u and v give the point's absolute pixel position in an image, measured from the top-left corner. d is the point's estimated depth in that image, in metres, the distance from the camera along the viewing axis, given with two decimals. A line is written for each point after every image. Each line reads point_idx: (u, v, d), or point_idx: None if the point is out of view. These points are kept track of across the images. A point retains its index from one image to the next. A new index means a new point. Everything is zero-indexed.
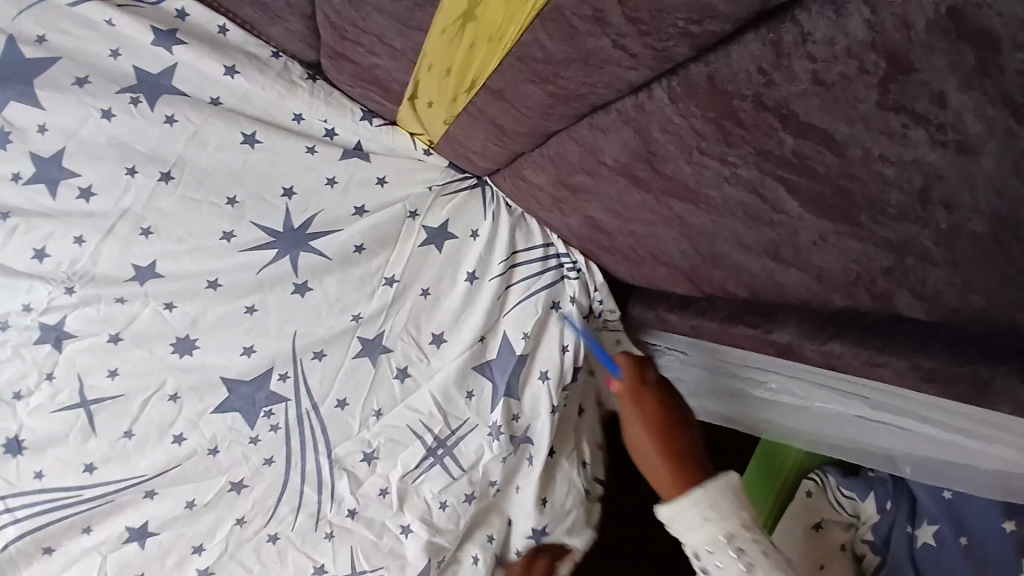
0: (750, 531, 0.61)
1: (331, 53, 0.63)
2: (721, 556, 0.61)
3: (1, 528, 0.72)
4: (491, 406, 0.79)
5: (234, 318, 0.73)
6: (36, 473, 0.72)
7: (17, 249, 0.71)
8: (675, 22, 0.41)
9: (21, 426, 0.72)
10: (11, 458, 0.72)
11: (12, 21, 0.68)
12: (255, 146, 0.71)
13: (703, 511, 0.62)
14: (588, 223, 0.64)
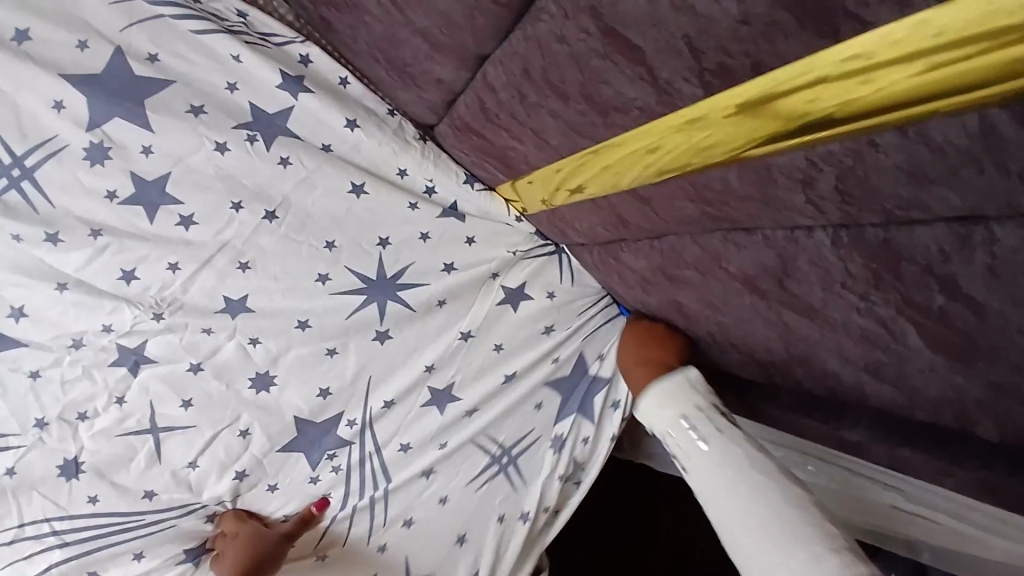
0: (700, 412, 0.62)
1: (459, 124, 0.67)
2: (682, 439, 0.62)
3: (48, 550, 0.72)
4: (557, 420, 0.83)
5: (314, 359, 0.75)
6: (90, 498, 0.72)
7: (104, 268, 0.68)
8: (882, 205, 0.38)
9: (81, 448, 0.71)
10: (65, 481, 0.71)
11: (120, 32, 0.66)
12: (360, 197, 0.73)
13: (659, 403, 0.64)
14: (674, 305, 0.67)
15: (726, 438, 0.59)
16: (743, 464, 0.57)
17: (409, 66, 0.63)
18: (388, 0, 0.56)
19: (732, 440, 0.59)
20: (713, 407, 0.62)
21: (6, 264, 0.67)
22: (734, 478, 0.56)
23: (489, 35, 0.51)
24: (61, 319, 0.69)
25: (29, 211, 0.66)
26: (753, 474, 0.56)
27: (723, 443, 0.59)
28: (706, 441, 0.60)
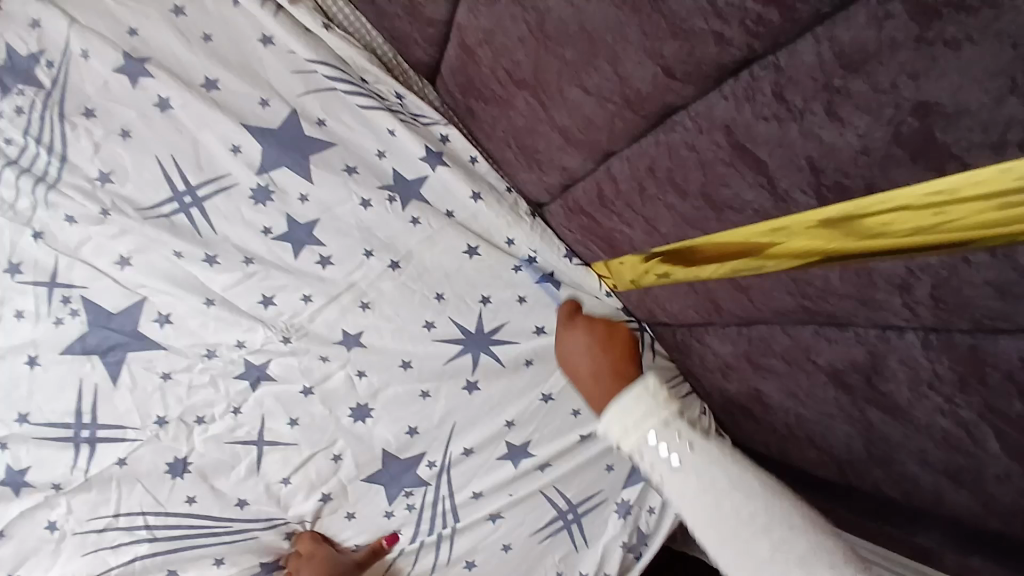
0: (668, 425, 0.63)
1: (571, 206, 0.77)
2: (654, 460, 0.63)
3: (135, 543, 0.77)
4: (625, 486, 0.88)
5: (408, 398, 0.82)
6: (187, 498, 0.78)
7: (247, 291, 0.77)
8: (975, 315, 0.44)
9: (192, 450, 0.77)
10: (171, 479, 0.77)
11: (297, 97, 0.79)
12: (473, 257, 0.81)
13: (627, 422, 0.64)
14: (752, 394, 0.73)
15: (698, 454, 0.62)
16: (717, 482, 0.60)
17: (539, 154, 0.74)
18: (538, 100, 0.67)
19: (702, 454, 0.62)
20: (678, 420, 0.63)
21: (165, 278, 0.76)
22: (707, 496, 0.60)
23: (623, 136, 0.60)
24: (204, 329, 0.77)
25: (195, 230, 0.77)
26: (727, 489, 0.60)
27: (695, 459, 0.62)
28: (679, 458, 0.62)
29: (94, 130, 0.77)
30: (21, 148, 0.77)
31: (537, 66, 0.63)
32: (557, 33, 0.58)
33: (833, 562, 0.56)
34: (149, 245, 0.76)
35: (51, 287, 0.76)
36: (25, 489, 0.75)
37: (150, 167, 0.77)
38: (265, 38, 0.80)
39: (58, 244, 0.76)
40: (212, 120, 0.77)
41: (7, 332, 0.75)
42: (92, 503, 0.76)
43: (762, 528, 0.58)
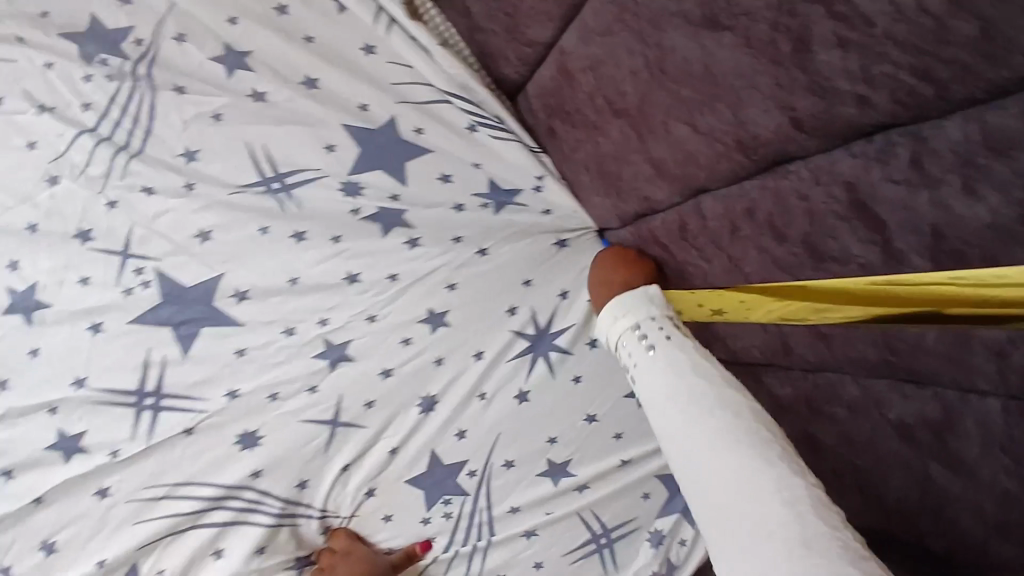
0: (652, 321, 0.69)
1: (644, 235, 0.75)
2: (632, 341, 0.69)
3: (189, 516, 0.75)
4: (659, 514, 0.90)
5: (466, 400, 0.83)
6: (252, 473, 0.76)
7: (337, 267, 0.78)
8: None
9: (263, 423, 0.76)
10: (241, 450, 0.76)
11: (394, 105, 0.80)
12: (562, 249, 0.83)
13: (615, 309, 0.72)
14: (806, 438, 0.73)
15: (672, 342, 0.66)
16: (687, 368, 0.63)
17: (620, 180, 0.73)
18: (635, 129, 0.67)
19: (678, 345, 0.66)
20: (663, 317, 0.69)
21: (251, 253, 0.76)
22: (672, 375, 0.63)
23: (722, 177, 0.62)
24: (269, 311, 0.76)
25: (281, 216, 0.77)
26: (688, 372, 0.62)
27: (671, 347, 0.65)
28: (654, 343, 0.67)
29: (184, 108, 0.76)
30: (100, 114, 0.76)
31: (643, 98, 0.64)
32: (675, 70, 0.60)
33: (764, 449, 0.54)
34: (234, 223, 0.76)
35: (123, 257, 0.75)
36: (76, 455, 0.74)
37: (239, 152, 0.77)
38: (367, 46, 0.81)
39: (135, 213, 0.75)
40: (309, 117, 0.78)
41: (71, 298, 0.74)
42: (153, 472, 0.74)
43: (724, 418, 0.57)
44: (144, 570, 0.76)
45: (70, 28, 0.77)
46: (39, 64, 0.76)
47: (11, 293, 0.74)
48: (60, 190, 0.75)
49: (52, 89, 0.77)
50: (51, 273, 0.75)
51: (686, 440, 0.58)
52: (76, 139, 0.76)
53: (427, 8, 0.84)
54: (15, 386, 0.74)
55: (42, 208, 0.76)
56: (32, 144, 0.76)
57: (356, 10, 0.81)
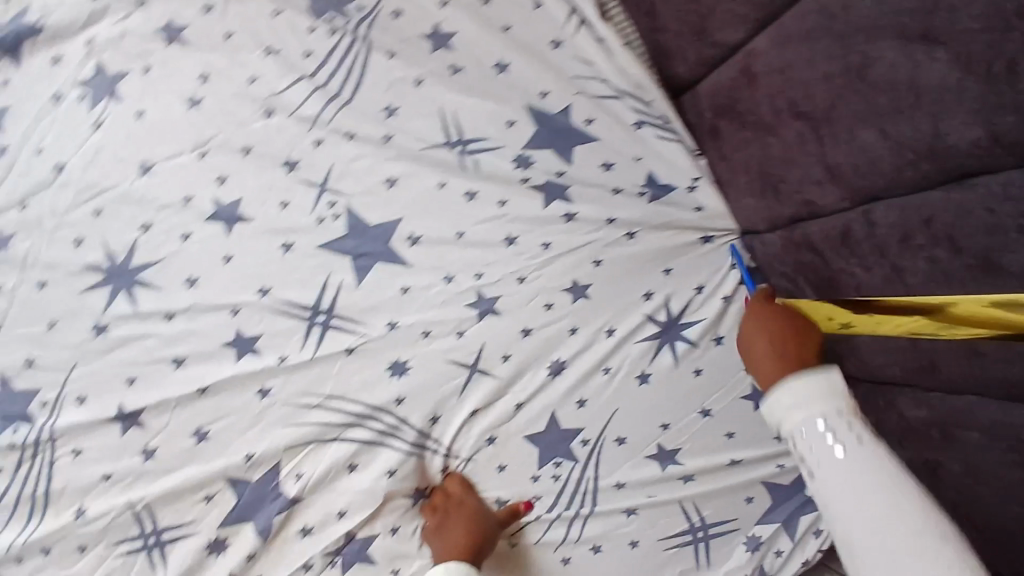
0: (842, 419, 0.70)
1: (792, 239, 0.82)
2: (818, 436, 0.70)
3: (338, 427, 0.85)
4: (758, 521, 0.94)
5: (592, 371, 0.88)
6: (395, 399, 0.86)
7: (498, 227, 0.87)
8: None
9: (414, 356, 0.86)
10: (391, 376, 0.86)
11: (572, 94, 0.88)
12: (707, 243, 0.89)
13: (801, 395, 0.71)
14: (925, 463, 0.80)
15: (865, 444, 0.69)
16: (871, 462, 0.68)
17: (783, 182, 0.80)
18: (814, 132, 0.73)
19: (864, 445, 0.69)
20: (850, 412, 0.70)
21: (429, 205, 0.86)
22: (855, 471, 0.68)
23: (902, 184, 0.67)
24: (439, 255, 0.86)
25: (460, 173, 0.87)
26: (886, 481, 0.67)
27: (863, 448, 0.68)
28: (846, 442, 0.69)
29: (393, 71, 0.87)
30: (318, 62, 0.86)
31: (832, 102, 0.70)
32: (874, 76, 0.65)
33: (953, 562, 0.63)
34: (419, 173, 0.86)
35: (320, 190, 0.86)
36: (249, 354, 0.85)
37: (432, 114, 0.87)
38: (555, 42, 0.89)
39: (338, 152, 0.86)
40: (495, 94, 0.87)
41: (273, 218, 0.85)
42: (313, 380, 0.85)
43: (872, 476, 0.67)
44: (283, 470, 0.85)
45: None
46: (268, 11, 0.86)
47: (217, 204, 0.85)
48: (276, 123, 0.86)
49: (280, 34, 0.87)
50: (256, 192, 0.85)
51: (829, 484, 0.69)
52: (295, 82, 0.86)
53: (614, 11, 0.92)
54: (204, 283, 0.85)
55: (256, 134, 0.86)
56: (253, 80, 0.86)
57: (549, 8, 0.89)
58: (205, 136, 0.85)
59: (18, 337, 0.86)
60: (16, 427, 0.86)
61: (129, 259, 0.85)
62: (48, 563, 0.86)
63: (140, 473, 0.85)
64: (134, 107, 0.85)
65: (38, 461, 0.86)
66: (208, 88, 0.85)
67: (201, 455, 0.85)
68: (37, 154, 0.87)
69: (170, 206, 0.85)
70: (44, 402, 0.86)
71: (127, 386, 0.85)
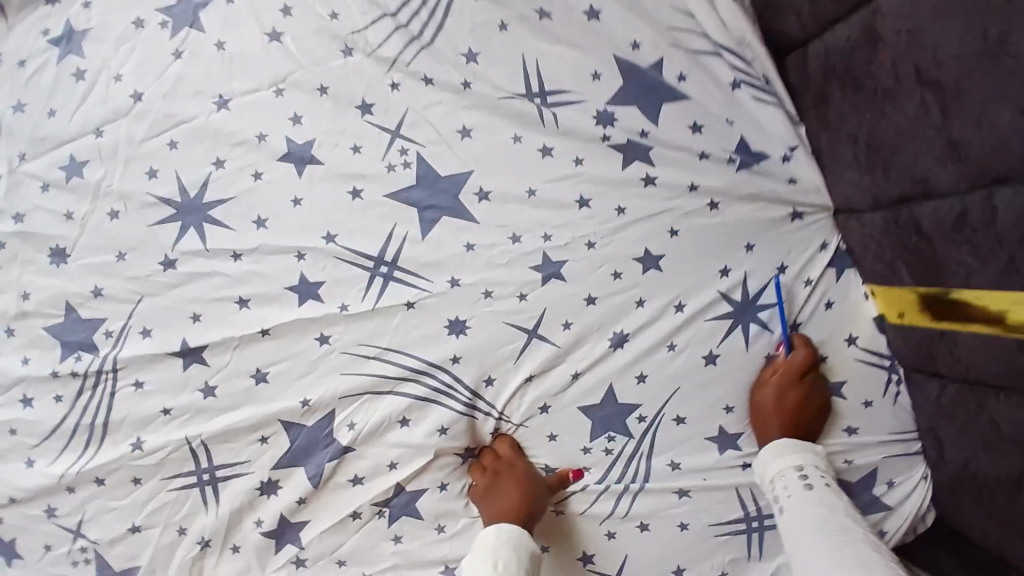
0: (815, 467, 0.83)
1: (901, 220, 0.76)
2: (790, 481, 0.82)
3: (395, 381, 0.84)
4: None
5: (657, 347, 0.84)
6: (452, 358, 0.84)
7: (572, 187, 0.83)
8: None
9: (474, 316, 0.84)
10: (450, 336, 0.84)
11: (667, 49, 0.83)
12: (796, 219, 0.85)
13: (786, 453, 0.83)
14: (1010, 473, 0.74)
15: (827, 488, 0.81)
16: (840, 505, 0.80)
17: (895, 157, 0.73)
18: (938, 104, 0.66)
19: (834, 491, 0.82)
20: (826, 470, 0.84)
21: (501, 158, 0.83)
22: (828, 512, 0.79)
23: None
24: (509, 213, 0.84)
25: (540, 128, 0.83)
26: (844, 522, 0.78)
27: (824, 493, 0.81)
28: (812, 489, 0.81)
29: (477, 13, 0.82)
30: (402, 0, 0.83)
31: (965, 72, 0.62)
32: (1016, 46, 0.56)
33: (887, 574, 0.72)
34: (495, 126, 0.83)
35: (393, 136, 0.83)
36: (312, 300, 0.84)
37: (514, 62, 0.83)
38: None
39: (413, 99, 0.83)
40: (581, 45, 0.83)
41: (342, 162, 0.83)
42: (372, 332, 0.84)
43: (844, 514, 0.78)
44: (337, 418, 0.85)
45: None
46: None
47: (289, 143, 0.83)
48: (354, 63, 0.83)
49: None
50: (328, 134, 0.83)
51: (794, 518, 0.80)
52: (375, 19, 0.83)
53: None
54: (272, 225, 0.84)
55: (332, 74, 0.83)
56: (333, 15, 0.83)
57: None
58: (281, 72, 0.83)
59: (87, 266, 0.87)
60: (78, 354, 0.88)
61: (201, 195, 0.85)
62: (99, 493, 0.88)
63: (200, 410, 0.86)
64: (215, 37, 0.83)
65: (99, 390, 0.87)
66: (288, 21, 0.83)
67: (258, 396, 0.86)
68: (111, 80, 0.85)
69: (244, 142, 0.84)
70: (109, 333, 0.87)
71: (191, 322, 0.86)
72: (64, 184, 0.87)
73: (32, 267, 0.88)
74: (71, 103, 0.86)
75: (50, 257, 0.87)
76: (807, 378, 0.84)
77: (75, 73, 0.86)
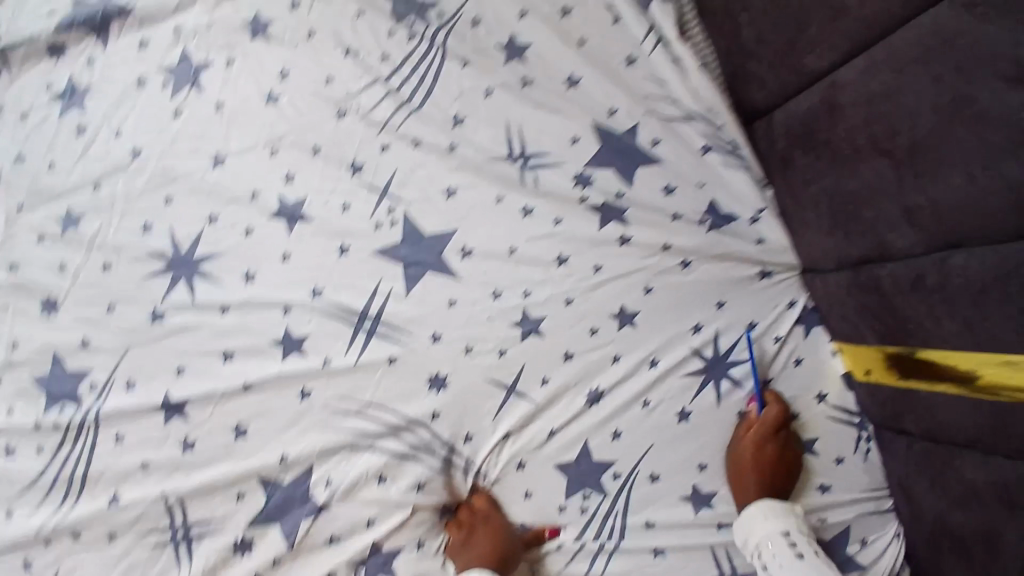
0: (800, 532, 0.84)
1: (864, 282, 0.80)
2: (779, 547, 0.83)
3: (374, 438, 0.86)
4: None
5: (632, 404, 0.87)
6: (431, 412, 0.86)
7: (551, 245, 0.87)
8: None
9: (454, 371, 0.86)
10: (432, 392, 0.86)
11: (640, 116, 0.88)
12: (765, 277, 0.88)
13: (770, 515, 0.84)
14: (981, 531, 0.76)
15: (814, 554, 0.82)
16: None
17: (858, 220, 0.77)
18: (898, 170, 0.70)
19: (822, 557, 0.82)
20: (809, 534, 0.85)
21: (483, 217, 0.87)
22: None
23: (990, 234, 0.64)
24: (491, 270, 0.87)
25: (521, 189, 0.87)
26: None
27: (812, 559, 0.82)
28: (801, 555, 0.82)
29: (464, 80, 0.88)
30: (394, 68, 0.88)
31: (923, 142, 0.66)
32: (977, 117, 0.61)
33: None
34: (479, 185, 0.87)
35: (382, 195, 0.87)
36: (296, 353, 0.86)
37: (499, 126, 0.88)
38: (630, 58, 0.89)
39: (401, 161, 0.87)
40: (563, 111, 0.88)
41: (332, 220, 0.87)
42: (353, 387, 0.86)
43: None
44: (314, 475, 0.86)
45: None
46: (352, 12, 0.88)
47: (281, 201, 0.87)
48: (347, 126, 0.87)
49: (360, 36, 0.88)
50: (320, 192, 0.87)
51: None
52: (369, 85, 0.88)
53: (692, 26, 0.89)
54: (260, 279, 0.87)
55: (326, 135, 0.87)
56: (331, 81, 0.88)
57: (629, 24, 0.89)
58: (277, 133, 0.87)
59: (77, 316, 0.89)
60: (61, 407, 0.88)
61: (192, 250, 0.88)
62: (72, 548, 0.87)
63: (178, 466, 0.87)
64: (214, 98, 0.88)
65: (79, 444, 0.88)
66: (286, 86, 0.88)
67: (238, 450, 0.86)
68: (112, 138, 0.89)
69: (237, 199, 0.87)
70: (92, 386, 0.88)
71: (175, 374, 0.87)
72: (60, 236, 0.90)
73: (25, 315, 0.90)
74: (71, 160, 0.90)
75: (41, 305, 0.89)
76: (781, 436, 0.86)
77: (78, 127, 0.90)
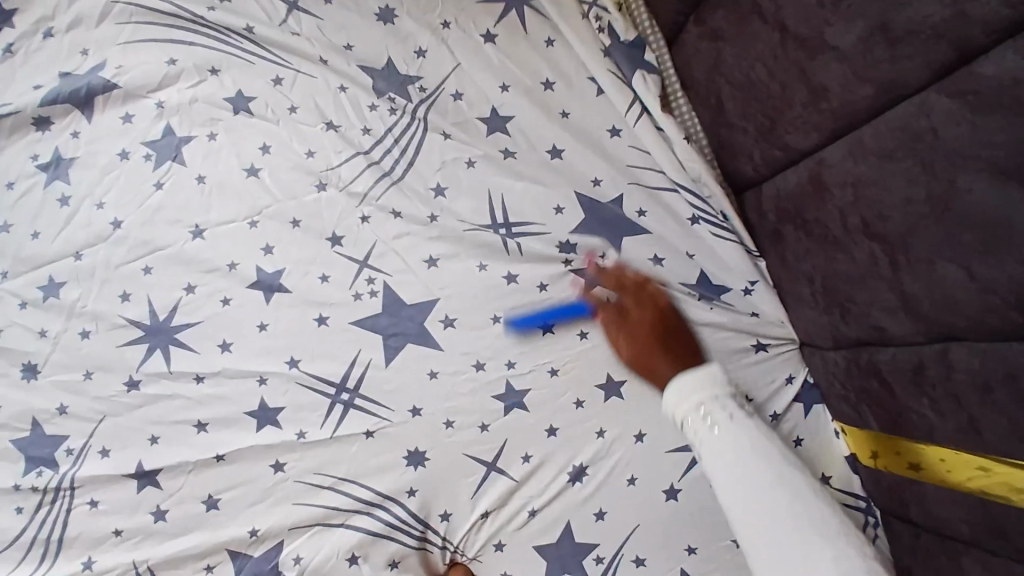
0: (715, 399, 0.67)
1: (861, 365, 0.76)
2: (695, 423, 0.67)
3: (348, 513, 0.82)
4: None
5: (618, 483, 0.82)
6: (408, 489, 0.82)
7: (533, 315, 0.84)
8: None
9: (433, 447, 0.83)
10: (410, 469, 0.83)
11: (627, 186, 0.87)
12: (760, 351, 0.85)
13: (682, 388, 0.68)
14: None
15: (736, 423, 0.65)
16: (753, 456, 0.63)
17: (850, 302, 0.74)
18: (888, 257, 0.67)
19: (740, 427, 0.65)
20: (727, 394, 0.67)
21: (464, 286, 0.85)
22: (741, 461, 0.63)
23: (981, 329, 0.61)
24: (472, 341, 0.84)
25: (504, 258, 0.86)
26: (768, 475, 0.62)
27: (733, 428, 0.65)
28: (718, 426, 0.66)
29: (447, 152, 0.88)
30: (375, 141, 0.88)
31: (908, 228, 0.64)
32: (960, 209, 0.59)
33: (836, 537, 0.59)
34: (460, 255, 0.86)
35: (362, 265, 0.86)
36: (271, 426, 0.84)
37: (480, 195, 0.87)
38: (614, 129, 0.89)
39: (382, 231, 0.87)
40: (546, 181, 0.87)
41: (312, 289, 0.86)
42: (327, 461, 0.83)
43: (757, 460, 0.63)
44: (284, 550, 0.83)
45: (370, 64, 0.90)
46: (335, 87, 0.89)
47: (259, 271, 0.86)
48: (327, 198, 0.87)
49: (343, 110, 0.89)
50: (298, 263, 0.86)
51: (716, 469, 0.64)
52: (350, 157, 0.88)
53: (677, 100, 0.90)
54: (237, 349, 0.85)
55: (306, 208, 0.87)
56: (311, 154, 0.88)
57: (612, 96, 0.89)
58: (258, 204, 0.87)
59: (56, 382, 0.88)
60: (40, 470, 0.86)
61: (170, 318, 0.87)
62: None
63: (150, 533, 0.84)
64: (197, 169, 0.88)
65: (56, 506, 0.85)
66: (268, 158, 0.88)
67: (209, 522, 0.83)
68: (97, 206, 0.89)
69: (217, 269, 0.87)
70: (69, 451, 0.86)
71: (149, 444, 0.85)
72: (41, 302, 0.89)
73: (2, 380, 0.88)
74: (57, 226, 0.90)
75: (21, 370, 0.88)
76: (643, 295, 0.81)
77: (62, 197, 0.90)
